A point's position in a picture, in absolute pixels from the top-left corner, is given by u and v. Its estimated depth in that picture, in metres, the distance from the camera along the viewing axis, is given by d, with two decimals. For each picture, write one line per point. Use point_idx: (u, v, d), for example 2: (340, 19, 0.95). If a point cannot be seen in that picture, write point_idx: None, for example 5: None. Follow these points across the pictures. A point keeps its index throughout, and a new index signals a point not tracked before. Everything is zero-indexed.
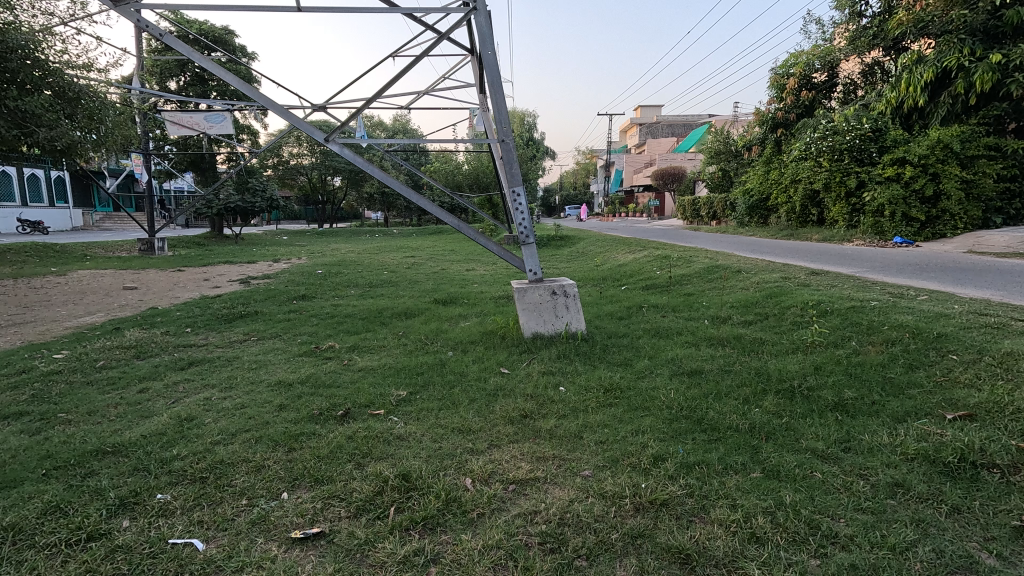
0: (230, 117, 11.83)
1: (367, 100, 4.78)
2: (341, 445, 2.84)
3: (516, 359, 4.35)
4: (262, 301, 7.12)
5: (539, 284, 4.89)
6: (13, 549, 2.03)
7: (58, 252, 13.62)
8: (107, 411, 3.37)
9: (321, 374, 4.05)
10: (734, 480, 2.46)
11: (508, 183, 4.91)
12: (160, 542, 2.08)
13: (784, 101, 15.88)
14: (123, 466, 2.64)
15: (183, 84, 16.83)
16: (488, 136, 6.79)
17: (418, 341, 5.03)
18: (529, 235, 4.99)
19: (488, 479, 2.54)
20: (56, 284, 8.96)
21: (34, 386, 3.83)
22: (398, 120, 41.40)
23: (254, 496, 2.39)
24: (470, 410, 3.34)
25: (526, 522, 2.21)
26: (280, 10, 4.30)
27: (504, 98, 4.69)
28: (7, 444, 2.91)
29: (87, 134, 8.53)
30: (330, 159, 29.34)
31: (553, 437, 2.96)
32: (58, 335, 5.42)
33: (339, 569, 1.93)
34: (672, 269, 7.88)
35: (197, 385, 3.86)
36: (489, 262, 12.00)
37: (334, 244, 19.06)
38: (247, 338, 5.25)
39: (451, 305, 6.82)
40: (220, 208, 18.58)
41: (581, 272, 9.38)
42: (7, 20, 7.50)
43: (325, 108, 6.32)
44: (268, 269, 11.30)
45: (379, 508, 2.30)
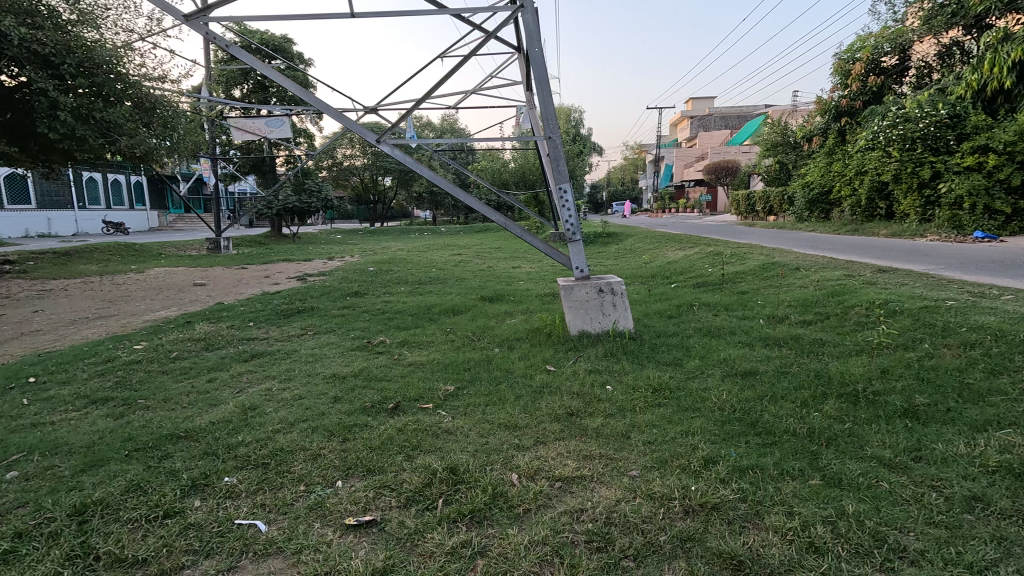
0: (288, 121, 12.40)
1: (417, 102, 4.86)
2: (392, 438, 2.93)
3: (563, 357, 4.34)
4: (318, 297, 7.44)
5: (586, 282, 4.84)
6: (102, 522, 2.22)
7: (138, 251, 14.78)
8: (180, 399, 3.63)
9: (372, 368, 4.20)
10: (791, 487, 2.36)
11: (555, 180, 4.88)
12: (227, 522, 2.22)
13: (849, 88, 14.99)
14: (195, 450, 2.84)
15: (246, 92, 17.87)
16: (534, 134, 6.79)
17: (465, 337, 5.10)
18: (576, 232, 4.96)
19: (534, 476, 2.55)
20: (135, 281, 9.72)
21: (117, 374, 4.18)
22: (447, 120, 42.09)
23: (311, 483, 2.51)
24: (517, 406, 3.36)
25: (572, 520, 2.20)
26: (334, 17, 4.47)
27: (551, 96, 4.67)
28: (95, 426, 3.19)
29: (161, 141, 9.26)
30: (381, 160, 30.30)
31: (601, 435, 2.94)
32: (138, 328, 5.88)
33: (390, 556, 2.00)
34: (725, 267, 7.62)
35: (259, 376, 4.09)
36: (536, 260, 12.00)
37: (385, 242, 19.63)
38: (305, 333, 5.51)
39: (497, 302, 6.89)
40: (279, 209, 19.53)
41: (629, 269, 9.20)
42: (95, 38, 8.16)
43: (376, 111, 6.51)
44: (323, 266, 11.81)
45: (428, 499, 2.36)
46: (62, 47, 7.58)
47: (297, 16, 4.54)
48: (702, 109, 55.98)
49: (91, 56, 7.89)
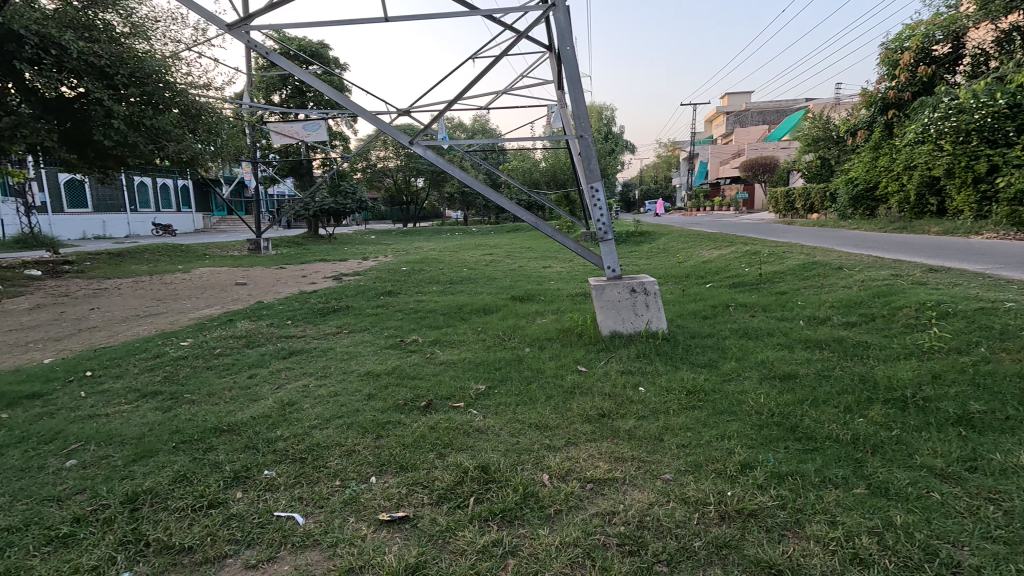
0: (325, 124, 12.70)
1: (449, 103, 4.90)
2: (424, 435, 2.97)
3: (594, 357, 4.30)
4: (353, 296, 7.62)
5: (618, 281, 4.78)
6: (151, 511, 2.33)
7: (185, 251, 15.45)
8: (223, 394, 3.78)
9: (405, 366, 4.26)
10: (834, 495, 2.27)
11: (587, 179, 4.84)
12: (267, 514, 2.30)
13: (898, 79, 14.28)
14: (238, 443, 2.95)
15: (285, 97, 18.49)
16: (566, 133, 6.75)
17: (496, 336, 5.12)
18: (608, 231, 4.90)
19: (565, 477, 2.53)
20: (182, 280, 10.17)
21: (165, 369, 4.38)
22: (479, 120, 42.39)
23: (346, 478, 2.57)
24: (548, 406, 3.35)
25: (604, 523, 2.18)
26: (369, 22, 4.56)
27: (583, 94, 4.63)
28: (145, 418, 3.36)
29: (206, 146, 9.68)
30: (414, 161, 30.79)
31: (633, 437, 2.90)
32: (184, 325, 6.15)
33: (422, 552, 2.02)
34: (763, 266, 7.41)
35: (296, 373, 4.21)
36: (567, 259, 11.95)
37: (417, 243, 19.91)
38: (340, 331, 5.64)
39: (528, 302, 6.88)
40: (316, 210, 20.09)
41: (662, 269, 9.04)
42: (145, 49, 8.58)
43: (409, 113, 6.59)
44: (357, 266, 12.07)
45: (459, 498, 2.38)
46: (115, 58, 7.99)
47: (334, 21, 4.66)
48: (739, 104, 54.52)
49: (141, 66, 8.29)
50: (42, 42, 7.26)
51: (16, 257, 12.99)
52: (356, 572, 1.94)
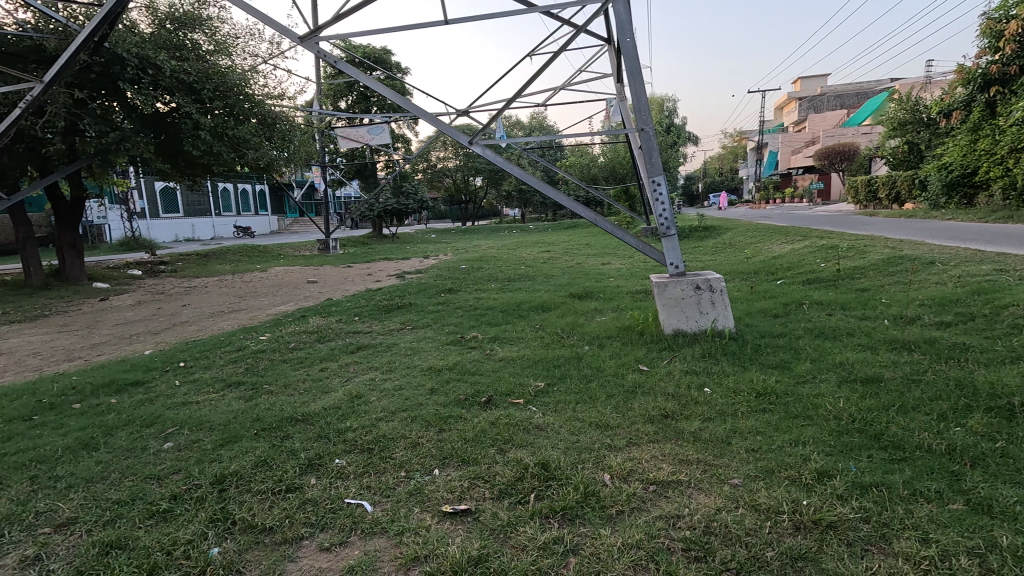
0: (388, 128, 13.12)
1: (507, 102, 4.92)
2: (485, 431, 3.02)
3: (656, 356, 4.18)
4: (415, 294, 7.86)
5: (682, 278, 4.62)
6: (237, 492, 2.52)
7: (262, 252, 16.53)
8: (297, 385, 4.03)
9: (465, 362, 4.34)
10: (925, 510, 2.08)
11: (648, 173, 4.69)
12: (339, 501, 2.42)
13: (1001, 52, 12.87)
14: (311, 432, 3.13)
15: (350, 103, 19.39)
16: (626, 127, 6.60)
17: (555, 334, 5.10)
18: (671, 226, 4.74)
19: (627, 477, 2.49)
20: (260, 279, 10.90)
21: (246, 361, 4.72)
22: (536, 118, 42.38)
23: (411, 470, 2.66)
24: (608, 405, 3.30)
25: (668, 526, 2.12)
26: (430, 26, 4.67)
27: (644, 86, 4.51)
28: (230, 406, 3.64)
29: (281, 152, 10.31)
30: (472, 161, 31.30)
31: (698, 440, 2.80)
32: (262, 321, 6.58)
33: (485, 546, 2.06)
34: (841, 261, 6.90)
35: (364, 367, 4.41)
36: (627, 255, 11.70)
37: (476, 240, 20.20)
38: (403, 327, 5.84)
39: (587, 299, 6.80)
40: (380, 211, 20.89)
41: (728, 264, 8.64)
42: (228, 65, 9.29)
43: (467, 113, 6.68)
44: (419, 265, 12.41)
45: (520, 493, 2.40)
46: (201, 75, 8.67)
47: (398, 28, 4.81)
48: (814, 88, 51.07)
49: (224, 81, 8.95)
50: (141, 63, 8.00)
51: (121, 258, 14.41)
52: (421, 561, 2.01)
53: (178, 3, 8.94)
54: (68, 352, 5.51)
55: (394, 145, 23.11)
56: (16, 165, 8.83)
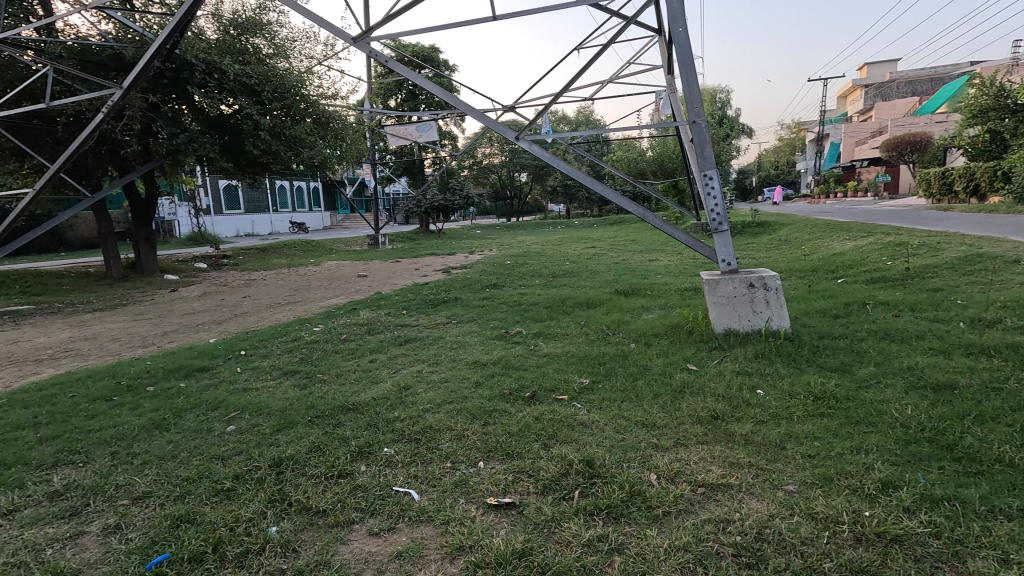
0: (436, 124, 13.30)
1: (554, 96, 4.88)
2: (529, 425, 3.03)
3: (706, 356, 4.07)
4: (460, 289, 7.96)
5: (734, 275, 4.46)
6: (292, 475, 2.65)
7: (316, 246, 17.20)
8: (349, 375, 4.19)
9: (510, 357, 4.37)
10: (1006, 529, 1.92)
11: (699, 167, 4.53)
12: (387, 488, 2.49)
13: None
14: (362, 421, 3.24)
15: (400, 101, 19.83)
16: (676, 119, 6.41)
17: (600, 331, 5.05)
18: (723, 222, 4.57)
19: (674, 478, 2.43)
20: (314, 273, 11.36)
21: (301, 351, 4.95)
22: (583, 112, 41.89)
23: (456, 461, 2.71)
24: (655, 404, 3.24)
25: (717, 530, 2.07)
26: (478, 22, 4.70)
27: (697, 76, 4.36)
28: (287, 393, 3.83)
29: (333, 150, 10.67)
30: (518, 157, 31.38)
31: (750, 443, 2.70)
32: (315, 313, 6.86)
33: (528, 540, 2.07)
34: (910, 259, 6.46)
35: (411, 359, 4.52)
36: (675, 252, 11.41)
37: (521, 236, 20.18)
38: (449, 321, 5.95)
39: (633, 296, 6.69)
40: (427, 207, 21.27)
41: (784, 262, 8.26)
42: (285, 66, 9.70)
43: (514, 109, 6.69)
44: (465, 260, 12.56)
45: (564, 489, 2.39)
46: (262, 77, 9.11)
47: (446, 25, 4.87)
48: (883, 74, 47.76)
49: (282, 83, 9.35)
50: (207, 68, 8.48)
51: (189, 252, 15.35)
52: (465, 551, 2.04)
53: (240, 10, 9.40)
54: (143, 339, 5.95)
55: (441, 141, 23.43)
56: (99, 166, 9.58)
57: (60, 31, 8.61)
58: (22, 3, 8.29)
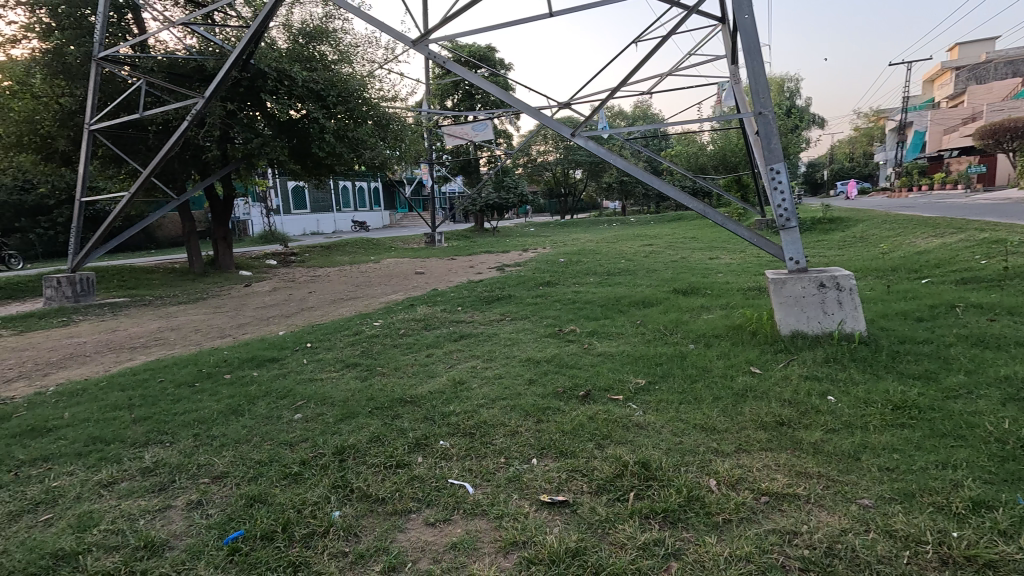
0: (492, 124, 13.43)
1: (612, 91, 4.79)
2: (583, 424, 3.00)
3: (771, 359, 3.87)
4: (515, 286, 8.00)
5: (803, 275, 4.22)
6: (354, 463, 2.77)
7: (376, 244, 17.84)
8: (406, 369, 4.32)
9: (564, 355, 4.35)
10: None
11: (765, 160, 4.31)
12: (443, 480, 2.55)
13: None
14: (419, 413, 3.33)
15: (456, 101, 20.18)
16: (741, 111, 6.13)
17: (656, 331, 4.92)
18: (791, 218, 4.32)
19: (735, 485, 2.33)
20: (374, 270, 11.78)
21: (362, 344, 5.15)
22: (640, 107, 40.92)
23: (510, 457, 2.73)
24: (715, 407, 3.13)
25: (783, 542, 1.96)
26: (535, 19, 4.70)
27: (764, 65, 4.15)
28: (348, 384, 4.01)
29: (393, 151, 11.01)
30: (573, 153, 31.15)
31: (819, 452, 2.55)
32: (375, 308, 7.12)
33: (582, 539, 2.05)
34: (1009, 258, 5.86)
35: (466, 354, 4.60)
36: (738, 249, 10.92)
37: (575, 234, 20.00)
38: (503, 318, 5.99)
39: (692, 295, 6.47)
40: (482, 205, 21.52)
41: (859, 261, 7.71)
42: (349, 71, 10.11)
43: (569, 105, 6.64)
44: (519, 258, 12.63)
45: (619, 490, 2.36)
46: (327, 83, 9.54)
47: (503, 24, 4.90)
48: (977, 54, 43.45)
49: (346, 87, 9.76)
50: (279, 76, 8.98)
51: (260, 250, 16.30)
52: (519, 546, 2.06)
53: (309, 20, 9.89)
54: (221, 330, 6.40)
55: (496, 140, 23.62)
56: (184, 170, 10.38)
57: (152, 48, 9.40)
58: (121, 23, 9.13)
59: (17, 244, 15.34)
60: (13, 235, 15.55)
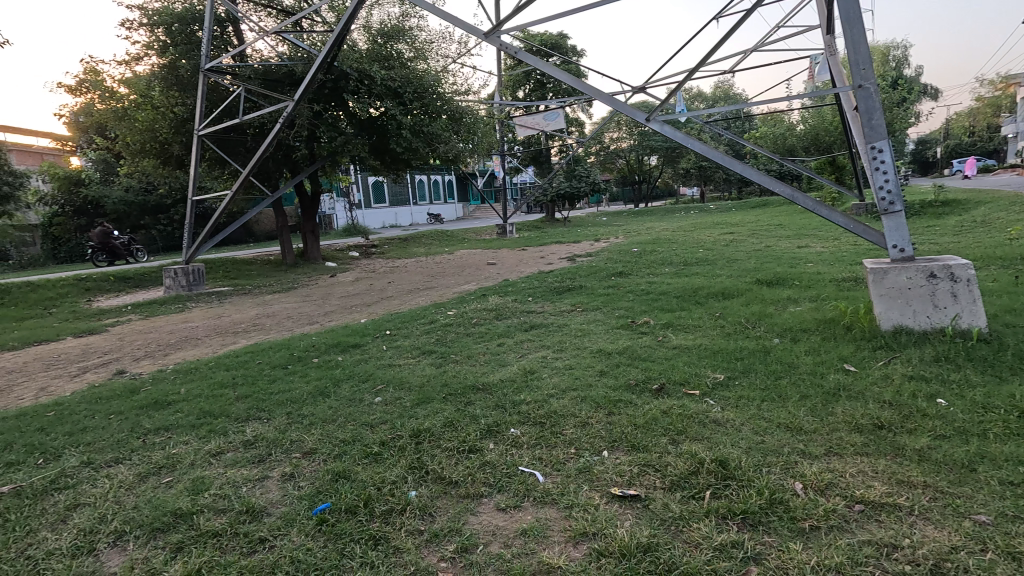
0: (564, 112, 13.17)
1: (690, 71, 4.55)
2: (656, 419, 2.92)
3: (869, 356, 3.53)
4: (586, 277, 7.90)
5: (909, 264, 3.81)
6: (429, 446, 2.88)
7: (450, 236, 18.34)
8: (478, 357, 4.42)
9: (637, 347, 4.25)
10: None
11: (866, 139, 3.91)
12: (514, 467, 2.60)
13: None
14: (491, 401, 3.40)
15: (528, 90, 20.21)
16: (837, 86, 5.61)
17: (737, 324, 4.66)
18: (896, 201, 3.89)
19: (824, 491, 2.17)
20: (448, 260, 12.13)
21: (437, 333, 5.34)
22: (721, 87, 38.71)
23: (581, 448, 2.71)
24: (802, 406, 2.92)
25: (880, 555, 1.81)
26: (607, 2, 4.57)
27: (865, 34, 3.76)
28: (424, 371, 4.17)
29: (466, 144, 11.22)
30: (647, 139, 30.17)
31: (925, 460, 2.30)
32: (450, 298, 7.34)
33: (654, 535, 2.01)
34: None
35: (537, 345, 4.62)
36: (830, 237, 10.09)
37: (649, 223, 19.40)
38: (574, 309, 5.94)
39: (778, 286, 6.06)
40: (553, 195, 21.44)
41: (979, 248, 6.84)
42: (424, 68, 10.41)
43: (644, 89, 6.40)
44: (591, 248, 12.48)
45: (694, 488, 2.27)
46: (404, 80, 9.88)
47: (575, 9, 4.82)
48: None
49: (421, 83, 10.06)
50: (360, 76, 9.44)
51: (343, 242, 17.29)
52: (590, 537, 2.05)
53: (387, 20, 10.28)
54: (310, 317, 6.89)
55: (568, 128, 23.39)
56: (277, 168, 11.22)
57: (250, 57, 10.21)
58: (223, 36, 9.99)
59: (142, 239, 17.39)
60: (139, 231, 17.65)
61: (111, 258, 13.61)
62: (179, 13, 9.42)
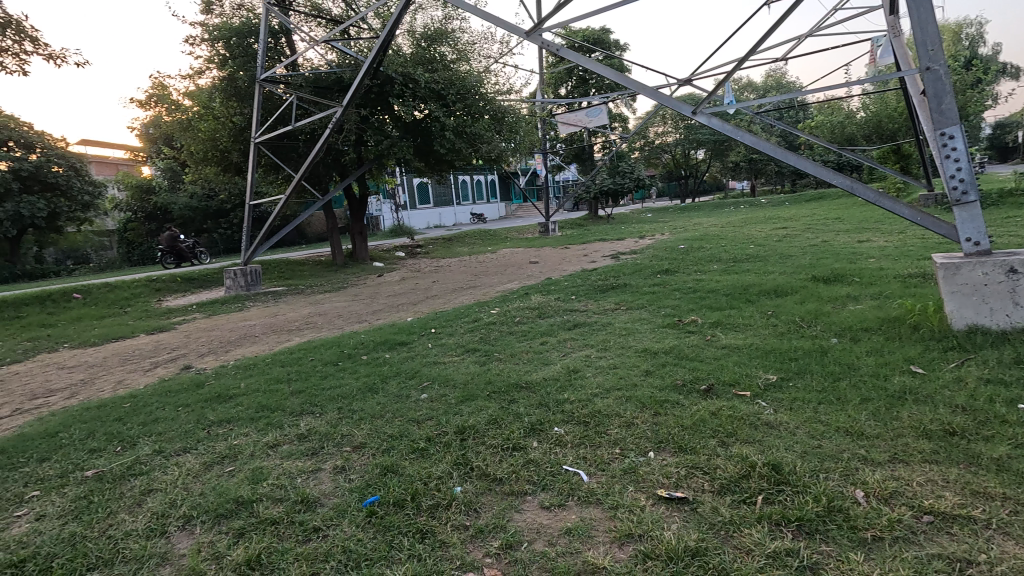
0: (606, 108, 12.82)
1: (740, 60, 4.39)
2: (704, 420, 2.84)
3: (939, 358, 3.30)
4: (630, 275, 7.77)
5: (985, 258, 3.53)
6: (474, 443, 2.92)
7: (492, 235, 18.47)
8: (522, 355, 4.44)
9: (683, 346, 4.14)
10: None
11: (935, 125, 3.66)
12: (558, 466, 2.59)
13: None
14: (534, 399, 3.40)
15: (570, 88, 20.08)
16: (902, 69, 5.27)
17: (792, 323, 4.46)
18: (970, 190, 3.62)
19: (889, 499, 2.05)
20: (491, 259, 12.22)
21: (480, 331, 5.39)
22: (773, 76, 37.09)
23: (626, 448, 2.68)
24: (863, 410, 2.76)
25: (952, 570, 1.69)
26: None
27: (933, 12, 3.51)
28: (467, 368, 4.23)
29: (508, 143, 11.27)
30: (694, 132, 29.33)
31: (1004, 470, 2.13)
32: (493, 296, 7.39)
33: (703, 539, 1.96)
34: None
35: (580, 343, 4.59)
36: (895, 230, 9.47)
37: (696, 219, 18.84)
38: (619, 307, 5.86)
39: (836, 283, 5.75)
40: (597, 192, 21.19)
41: None
42: (467, 69, 10.54)
43: (690, 81, 6.23)
44: (635, 245, 12.23)
45: (745, 492, 2.19)
46: (447, 82, 10.03)
47: (617, 3, 4.74)
48: None
49: (464, 85, 10.18)
50: (405, 79, 9.65)
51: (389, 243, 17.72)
52: (635, 538, 2.02)
53: (430, 23, 10.46)
54: (359, 316, 7.12)
55: (611, 124, 23.05)
56: (327, 172, 11.64)
57: (301, 66, 10.64)
58: (277, 47, 10.46)
59: (206, 242, 18.49)
60: (203, 234, 18.77)
61: (178, 260, 14.55)
62: (237, 27, 9.96)
